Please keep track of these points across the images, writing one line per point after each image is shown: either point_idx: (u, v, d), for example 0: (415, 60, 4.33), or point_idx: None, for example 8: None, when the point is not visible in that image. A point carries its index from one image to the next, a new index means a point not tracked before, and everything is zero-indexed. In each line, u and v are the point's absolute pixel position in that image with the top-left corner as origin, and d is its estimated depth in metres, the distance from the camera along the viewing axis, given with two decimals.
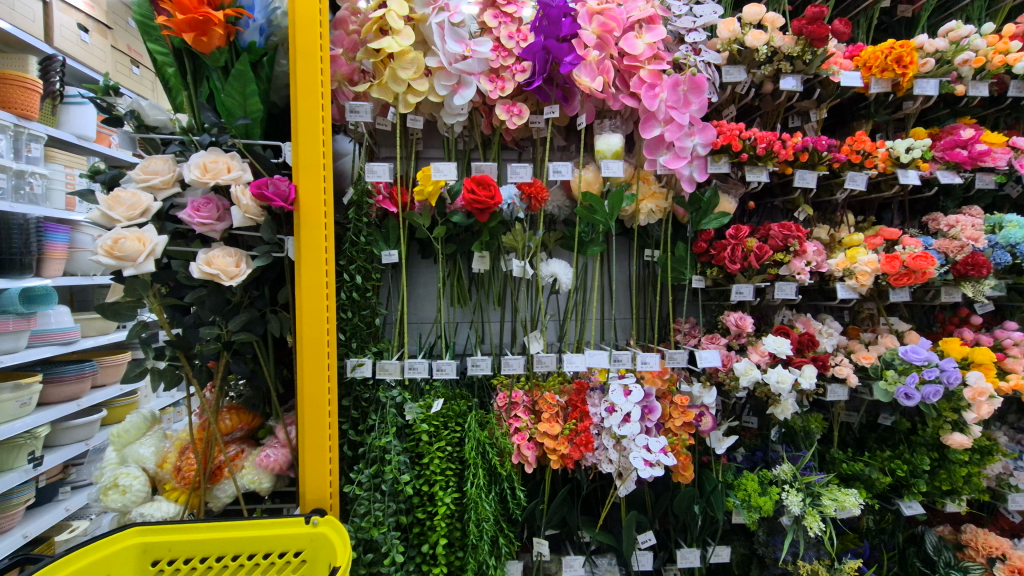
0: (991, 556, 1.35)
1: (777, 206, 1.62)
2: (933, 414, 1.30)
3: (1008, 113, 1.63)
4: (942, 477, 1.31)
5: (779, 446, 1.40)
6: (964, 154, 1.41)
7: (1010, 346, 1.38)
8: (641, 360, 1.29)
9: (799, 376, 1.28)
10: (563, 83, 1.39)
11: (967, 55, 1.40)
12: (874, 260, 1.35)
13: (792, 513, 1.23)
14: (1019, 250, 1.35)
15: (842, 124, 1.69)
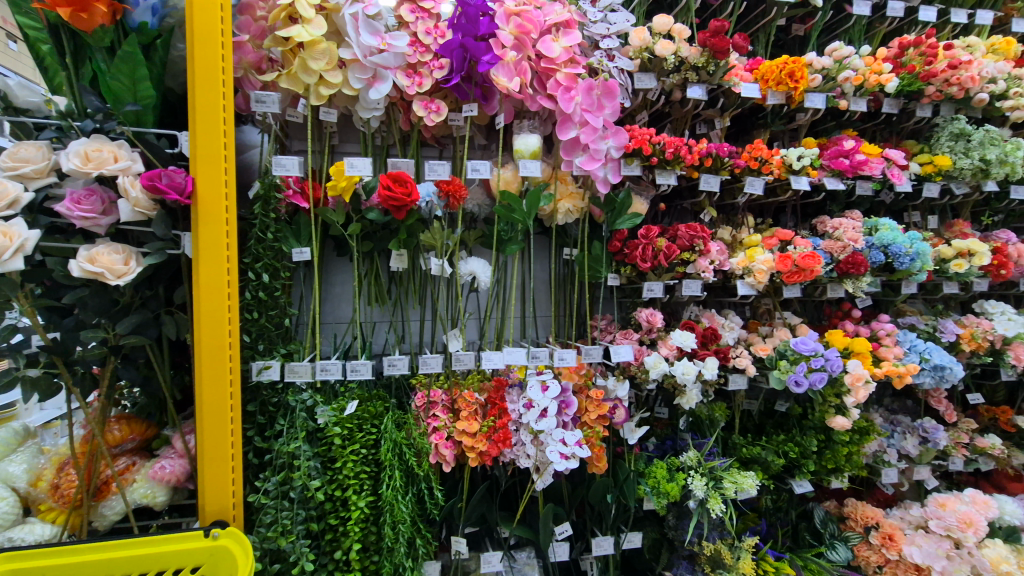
0: (867, 525, 1.50)
1: (686, 208, 1.72)
2: (819, 399, 1.42)
3: (883, 128, 1.82)
4: (827, 457, 1.44)
5: (686, 434, 1.48)
6: (846, 163, 1.55)
7: (883, 336, 1.54)
8: (558, 356, 1.34)
9: (703, 368, 1.37)
10: (482, 82, 1.39)
11: (848, 73, 1.54)
12: (769, 260, 1.46)
13: (697, 497, 1.31)
14: (891, 250, 1.50)
15: (744, 133, 1.81)
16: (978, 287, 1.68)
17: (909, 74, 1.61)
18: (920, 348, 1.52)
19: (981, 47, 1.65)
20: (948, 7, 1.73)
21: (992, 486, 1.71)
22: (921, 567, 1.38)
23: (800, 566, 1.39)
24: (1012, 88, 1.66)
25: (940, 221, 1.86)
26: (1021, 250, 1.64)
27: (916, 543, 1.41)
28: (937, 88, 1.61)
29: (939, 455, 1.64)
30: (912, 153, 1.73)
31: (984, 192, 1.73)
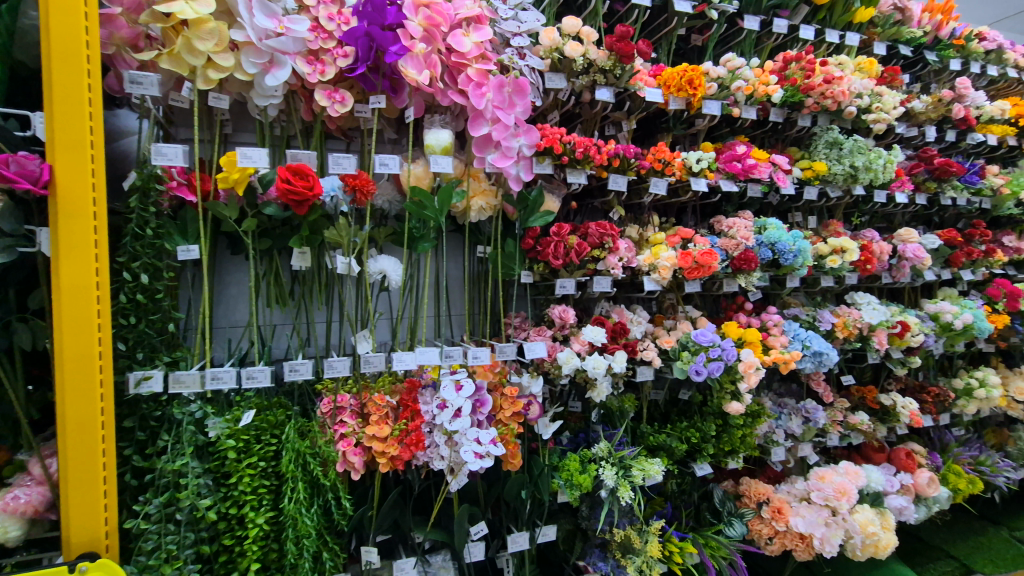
0: (759, 501, 1.63)
1: (596, 207, 1.77)
2: (716, 386, 1.52)
3: (770, 135, 1.98)
4: (725, 440, 1.54)
5: (597, 426, 1.53)
6: (739, 167, 1.67)
7: (771, 326, 1.69)
8: (472, 355, 1.32)
9: (612, 362, 1.41)
10: (390, 74, 1.32)
11: (739, 82, 1.66)
12: (673, 256, 1.54)
13: (608, 486, 1.35)
14: (777, 248, 1.64)
15: (649, 136, 1.89)
16: (849, 280, 1.87)
17: (792, 86, 1.75)
18: (802, 336, 1.67)
19: (850, 65, 1.84)
20: (823, 28, 1.91)
21: (861, 458, 1.92)
22: (805, 535, 1.53)
23: (702, 544, 1.47)
24: (875, 103, 1.86)
25: (818, 221, 2.06)
26: (883, 247, 1.84)
27: (800, 513, 1.56)
28: (814, 100, 1.77)
29: (818, 433, 1.82)
30: (795, 159, 1.89)
31: (853, 195, 1.93)
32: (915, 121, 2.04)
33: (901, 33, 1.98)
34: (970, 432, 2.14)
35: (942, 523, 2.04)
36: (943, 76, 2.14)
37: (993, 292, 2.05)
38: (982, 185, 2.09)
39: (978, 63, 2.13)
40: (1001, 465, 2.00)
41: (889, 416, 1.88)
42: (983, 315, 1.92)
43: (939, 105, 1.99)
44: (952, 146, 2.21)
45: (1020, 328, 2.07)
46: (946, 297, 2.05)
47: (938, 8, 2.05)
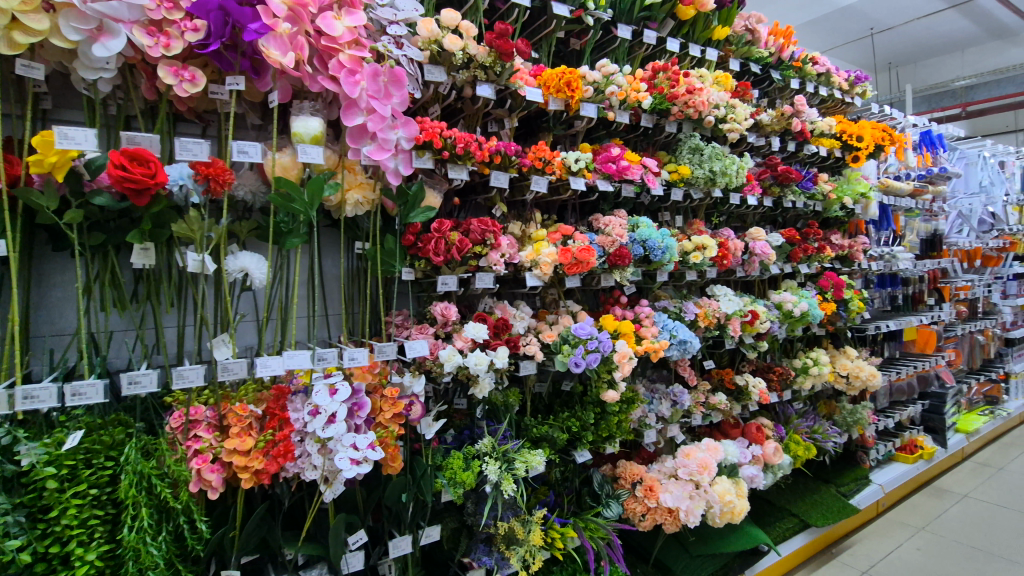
0: (634, 481, 1.75)
1: (479, 203, 1.77)
2: (594, 377, 1.60)
3: (642, 139, 2.11)
4: (602, 427, 1.63)
5: (482, 422, 1.54)
6: (614, 168, 1.77)
7: (643, 318, 1.80)
8: (348, 356, 1.25)
9: (494, 358, 1.42)
10: (251, 54, 1.22)
11: (613, 87, 1.74)
12: (553, 253, 1.58)
13: (492, 481, 1.37)
14: (647, 245, 1.76)
15: (531, 134, 1.93)
16: (710, 275, 2.05)
17: (660, 94, 1.88)
18: (670, 326, 1.81)
19: (709, 79, 2.01)
20: (686, 42, 2.07)
21: (721, 434, 2.12)
22: (672, 509, 1.67)
23: (582, 527, 1.54)
24: (730, 114, 2.06)
25: (684, 221, 2.23)
26: (737, 245, 2.05)
27: (669, 489, 1.70)
28: (679, 109, 1.92)
29: (685, 414, 1.98)
30: (664, 163, 2.03)
31: (713, 197, 2.13)
32: (763, 132, 2.29)
33: (751, 52, 2.21)
34: (807, 405, 2.46)
35: (785, 486, 2.32)
36: (785, 93, 2.42)
37: (824, 283, 2.37)
38: (815, 190, 2.40)
39: (812, 83, 2.44)
40: (830, 432, 2.32)
41: (743, 394, 2.09)
42: (816, 303, 2.21)
43: (782, 118, 2.24)
44: (792, 155, 2.51)
45: (844, 314, 2.42)
46: (788, 288, 2.33)
47: (780, 33, 2.31)
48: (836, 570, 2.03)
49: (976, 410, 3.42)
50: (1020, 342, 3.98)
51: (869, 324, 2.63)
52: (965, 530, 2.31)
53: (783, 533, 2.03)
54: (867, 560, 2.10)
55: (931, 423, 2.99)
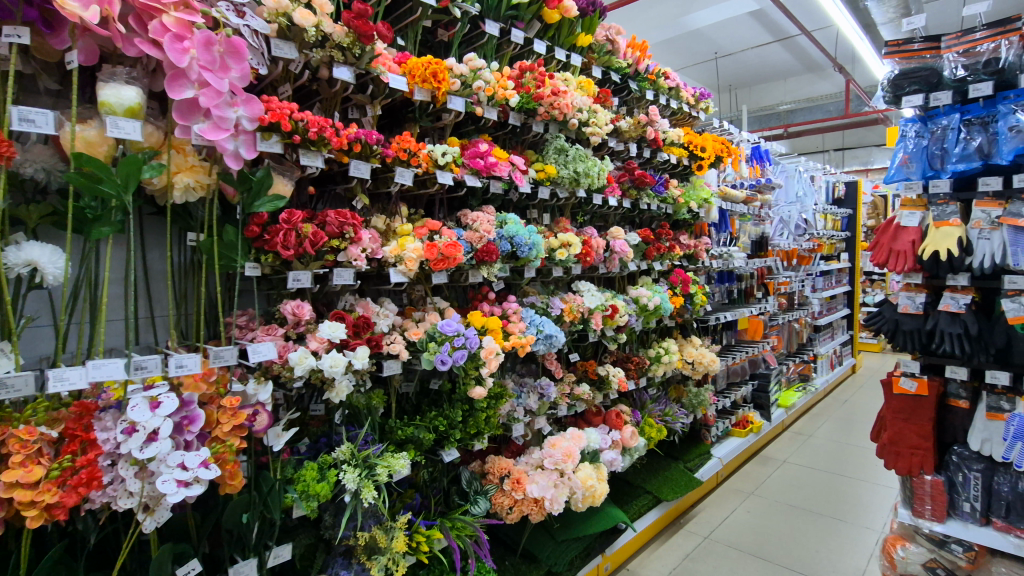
0: (501, 475, 1.76)
1: (338, 193, 1.66)
2: (462, 374, 1.58)
3: (510, 137, 2.13)
4: (470, 424, 1.62)
5: (340, 428, 1.45)
6: (481, 163, 1.76)
7: (511, 313, 1.82)
8: (175, 363, 1.07)
9: (352, 359, 1.32)
10: (40, 3, 1.01)
11: (480, 82, 1.73)
12: (418, 248, 1.54)
13: (349, 490, 1.29)
14: (514, 242, 1.78)
15: (396, 124, 1.86)
16: (575, 271, 2.13)
17: (526, 94, 1.91)
18: (537, 321, 1.85)
19: (573, 83, 2.09)
20: (552, 45, 2.13)
21: (585, 422, 2.22)
22: (538, 499, 1.70)
23: (449, 527, 1.52)
24: (591, 118, 2.15)
25: (552, 218, 2.30)
26: (599, 242, 2.15)
27: (535, 480, 1.72)
28: (545, 109, 1.95)
29: (551, 406, 2.04)
30: (531, 161, 2.08)
31: (577, 197, 2.22)
32: (622, 137, 2.45)
33: (612, 62, 2.34)
34: (660, 390, 2.68)
35: (641, 466, 2.51)
36: (642, 102, 2.60)
37: (674, 279, 2.61)
38: (666, 194, 2.62)
39: (665, 96, 2.66)
40: (679, 414, 2.55)
41: (604, 383, 2.22)
42: (667, 297, 2.42)
43: (638, 126, 2.41)
44: (648, 161, 2.71)
45: (690, 306, 2.67)
46: (644, 284, 2.51)
47: (637, 47, 2.48)
48: (683, 539, 2.26)
49: (793, 387, 4.00)
50: (825, 328, 4.74)
51: (711, 315, 2.94)
52: (784, 491, 2.69)
53: (639, 510, 2.20)
54: (708, 526, 2.37)
55: (759, 400, 3.43)
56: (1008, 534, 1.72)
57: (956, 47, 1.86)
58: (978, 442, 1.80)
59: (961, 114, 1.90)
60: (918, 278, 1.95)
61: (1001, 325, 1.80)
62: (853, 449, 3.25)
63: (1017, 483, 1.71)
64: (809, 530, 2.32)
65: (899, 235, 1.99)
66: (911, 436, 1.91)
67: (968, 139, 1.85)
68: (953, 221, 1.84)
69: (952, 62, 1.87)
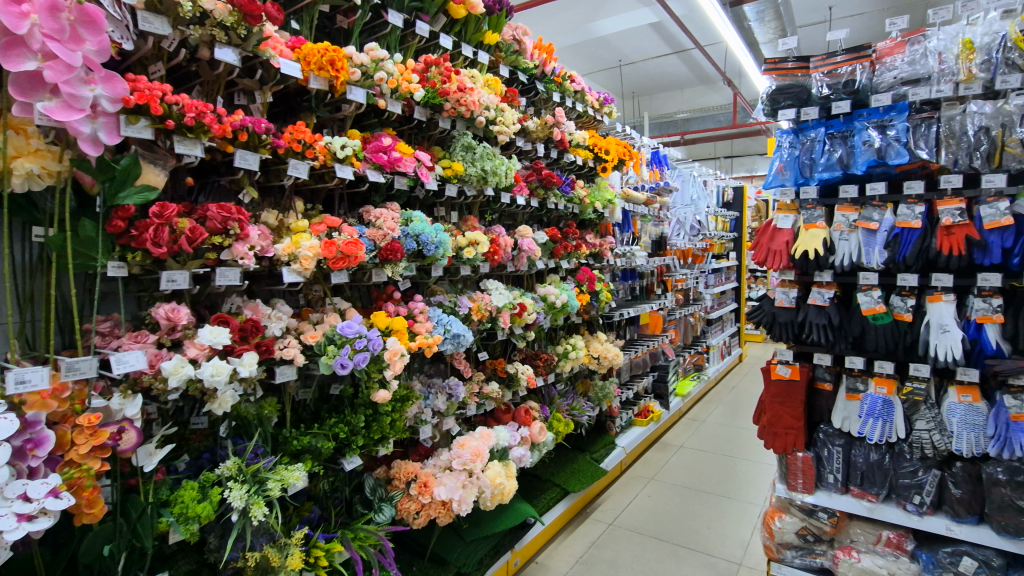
0: (408, 480, 1.71)
1: (222, 185, 1.53)
2: (364, 377, 1.51)
3: (416, 132, 2.08)
4: (374, 429, 1.56)
5: (226, 442, 1.33)
6: (384, 158, 1.70)
7: (417, 313, 1.77)
8: (17, 379, 0.93)
9: (238, 366, 1.22)
10: None
11: (382, 74, 1.67)
12: (315, 245, 1.45)
13: (236, 508, 1.19)
14: (420, 240, 1.73)
15: (290, 113, 1.74)
16: (483, 270, 2.12)
17: (431, 88, 1.87)
18: (444, 321, 1.82)
19: (480, 80, 2.07)
20: (458, 41, 2.11)
21: (494, 420, 2.22)
22: (445, 501, 1.67)
23: (351, 538, 1.45)
24: (499, 117, 2.15)
25: (460, 216, 2.28)
26: (507, 241, 2.15)
27: (443, 482, 1.70)
28: (452, 105, 1.93)
29: (460, 406, 2.02)
30: (438, 158, 2.03)
31: (485, 195, 2.21)
32: (530, 137, 2.48)
33: (519, 62, 2.36)
34: (568, 385, 2.75)
35: (549, 459, 2.56)
36: (548, 104, 2.65)
37: (581, 278, 2.69)
38: (573, 194, 2.69)
39: (571, 99, 2.72)
40: (585, 407, 2.64)
41: (513, 381, 2.23)
42: (573, 295, 2.48)
43: (544, 127, 2.45)
44: (555, 162, 2.76)
45: (596, 303, 2.77)
46: (552, 282, 2.56)
47: (543, 48, 2.51)
48: (589, 527, 2.35)
49: (689, 377, 4.29)
50: (716, 321, 5.13)
51: (615, 312, 3.07)
52: (681, 474, 2.88)
53: (548, 503, 2.25)
54: (612, 513, 2.47)
55: (659, 391, 3.63)
56: (862, 499, 1.95)
57: (822, 67, 2.07)
58: (840, 420, 2.03)
59: (826, 128, 2.13)
60: (792, 274, 2.16)
61: (857, 316, 2.05)
62: (739, 431, 3.55)
63: (870, 454, 1.95)
64: (701, 509, 2.50)
65: (776, 236, 2.19)
66: (785, 418, 2.10)
67: (831, 150, 2.08)
68: (820, 224, 2.06)
69: (818, 81, 2.08)
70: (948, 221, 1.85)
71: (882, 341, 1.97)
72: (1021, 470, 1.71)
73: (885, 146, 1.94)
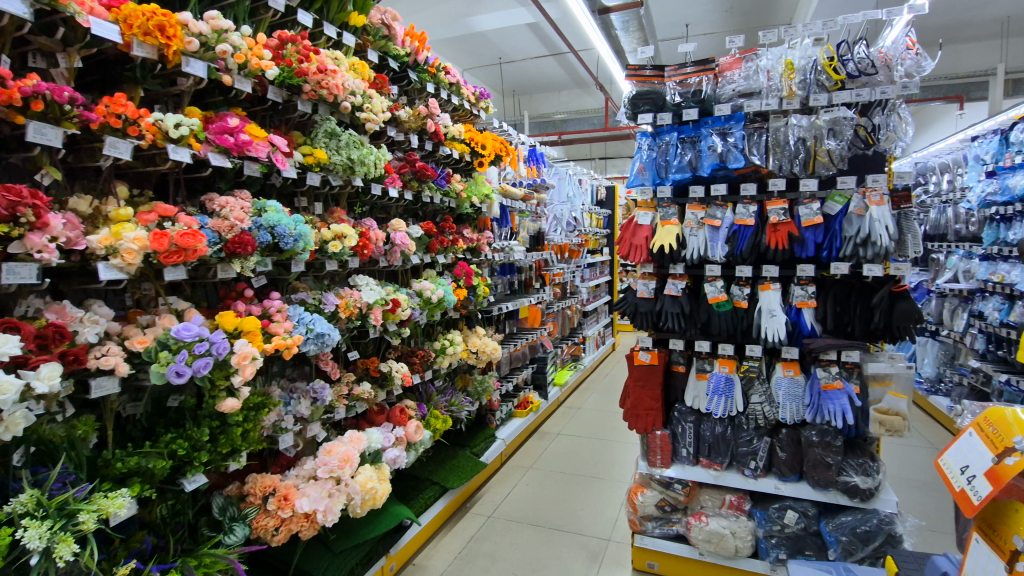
0: (265, 494, 1.56)
1: (14, 164, 1.27)
2: (208, 385, 1.35)
3: (271, 114, 1.91)
4: (222, 442, 1.40)
5: (22, 472, 1.11)
6: (231, 141, 1.52)
7: (274, 312, 1.63)
8: None
9: (33, 380, 1.02)
10: None
11: (225, 46, 1.49)
12: (141, 237, 1.25)
13: (34, 551, 1.00)
14: (276, 232, 1.58)
15: (111, 84, 1.50)
16: (351, 265, 2.00)
17: (286, 67, 1.71)
18: (305, 320, 1.69)
19: (343, 63, 1.94)
20: (320, 19, 1.96)
21: (366, 423, 2.13)
22: (309, 513, 1.56)
23: (193, 567, 1.29)
24: (366, 103, 2.05)
25: (325, 208, 2.14)
26: (378, 235, 2.06)
27: (306, 493, 1.58)
28: (312, 87, 1.79)
29: (327, 410, 1.89)
30: (297, 144, 1.88)
31: (353, 186, 2.09)
32: (402, 127, 2.40)
33: (388, 48, 2.27)
34: (447, 381, 2.72)
35: (428, 458, 2.52)
36: (422, 94, 2.58)
37: (458, 272, 2.66)
38: (448, 188, 2.65)
39: (445, 91, 2.68)
40: (464, 402, 2.61)
41: (387, 380, 2.14)
42: (450, 290, 2.45)
43: (418, 118, 2.38)
44: (430, 154, 2.71)
45: (473, 298, 2.77)
46: (428, 277, 2.50)
47: (415, 36, 2.43)
48: (469, 522, 2.35)
49: (567, 367, 4.47)
50: (591, 314, 5.43)
51: (493, 306, 3.09)
52: (557, 461, 3.00)
53: (425, 503, 2.20)
54: (491, 505, 2.50)
55: (538, 381, 3.74)
56: (709, 468, 2.16)
57: (674, 77, 2.27)
58: (691, 399, 2.24)
59: (678, 133, 2.31)
60: (650, 267, 2.33)
61: (704, 304, 2.27)
62: (610, 416, 3.78)
63: (715, 428, 2.17)
64: (575, 492, 2.62)
65: (637, 232, 2.34)
66: (646, 400, 2.27)
67: (682, 153, 2.26)
68: (673, 221, 2.26)
69: (671, 89, 2.27)
70: (775, 220, 2.11)
71: (724, 326, 2.21)
72: (829, 432, 2.01)
73: (726, 152, 2.16)
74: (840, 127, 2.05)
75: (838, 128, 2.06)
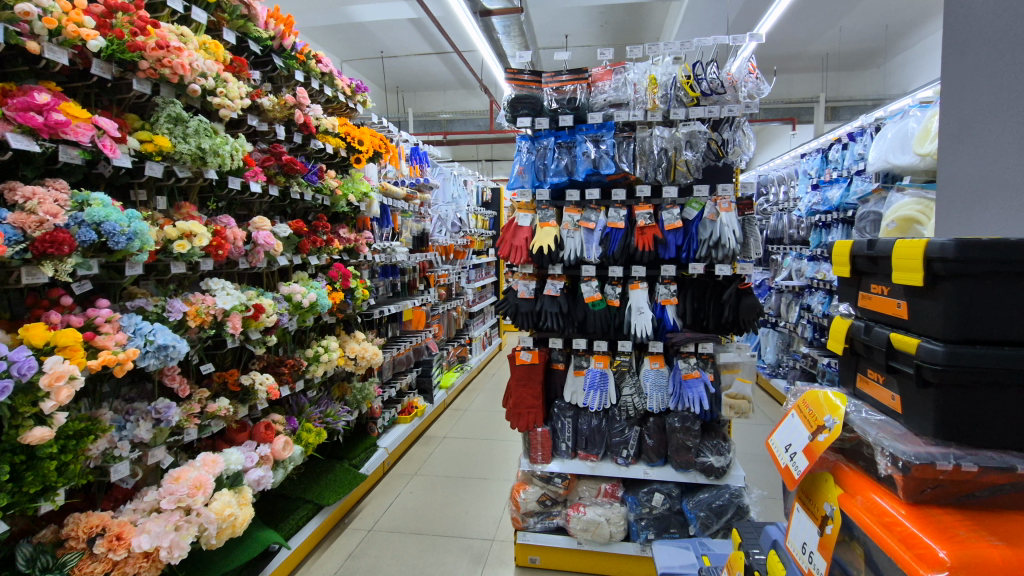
0: (91, 536, 1.33)
1: None
2: (7, 413, 1.12)
3: (98, 92, 1.65)
4: (28, 480, 1.17)
5: None
6: (39, 120, 1.27)
7: (101, 323, 1.39)
8: None
9: None
10: None
11: (28, 6, 1.24)
12: None
13: None
14: (104, 229, 1.35)
15: None
16: (203, 266, 1.78)
17: (115, 39, 1.48)
18: (144, 330, 1.47)
19: (192, 41, 1.73)
20: None
21: (224, 443, 1.92)
22: (150, 551, 1.36)
23: None
24: (219, 87, 1.85)
25: (171, 203, 1.90)
26: (236, 233, 1.86)
27: (146, 529, 1.37)
28: (150, 65, 1.56)
29: (173, 432, 1.67)
30: (133, 129, 1.65)
31: (205, 179, 1.87)
32: (266, 117, 2.20)
33: (248, 28, 2.07)
34: (322, 391, 2.55)
35: (299, 475, 2.34)
36: (290, 82, 2.39)
37: (332, 274, 2.50)
38: (321, 184, 2.48)
39: (317, 80, 2.50)
40: (341, 412, 2.48)
41: (248, 395, 1.95)
42: (324, 293, 2.29)
43: (284, 107, 2.20)
44: (299, 148, 2.52)
45: (351, 301, 2.63)
46: (298, 280, 2.32)
47: (281, 19, 2.24)
48: (346, 539, 2.22)
49: (453, 369, 4.43)
50: (477, 314, 5.46)
51: (374, 309, 2.96)
52: (442, 465, 2.96)
53: (296, 524, 2.04)
54: (371, 518, 2.39)
55: (424, 385, 3.67)
56: (586, 460, 2.25)
57: (551, 83, 2.34)
58: (569, 394, 2.33)
59: (555, 138, 2.39)
60: (530, 268, 2.39)
61: (580, 303, 2.37)
62: (495, 416, 3.82)
63: (591, 421, 2.27)
64: (459, 496, 2.60)
65: (517, 233, 2.39)
66: (527, 399, 2.32)
67: (559, 158, 2.34)
68: (551, 223, 2.33)
69: (548, 95, 2.34)
70: (642, 223, 2.26)
71: (598, 324, 2.33)
72: (688, 417, 2.20)
73: (598, 158, 2.27)
74: (695, 139, 2.25)
75: (694, 140, 2.25)
